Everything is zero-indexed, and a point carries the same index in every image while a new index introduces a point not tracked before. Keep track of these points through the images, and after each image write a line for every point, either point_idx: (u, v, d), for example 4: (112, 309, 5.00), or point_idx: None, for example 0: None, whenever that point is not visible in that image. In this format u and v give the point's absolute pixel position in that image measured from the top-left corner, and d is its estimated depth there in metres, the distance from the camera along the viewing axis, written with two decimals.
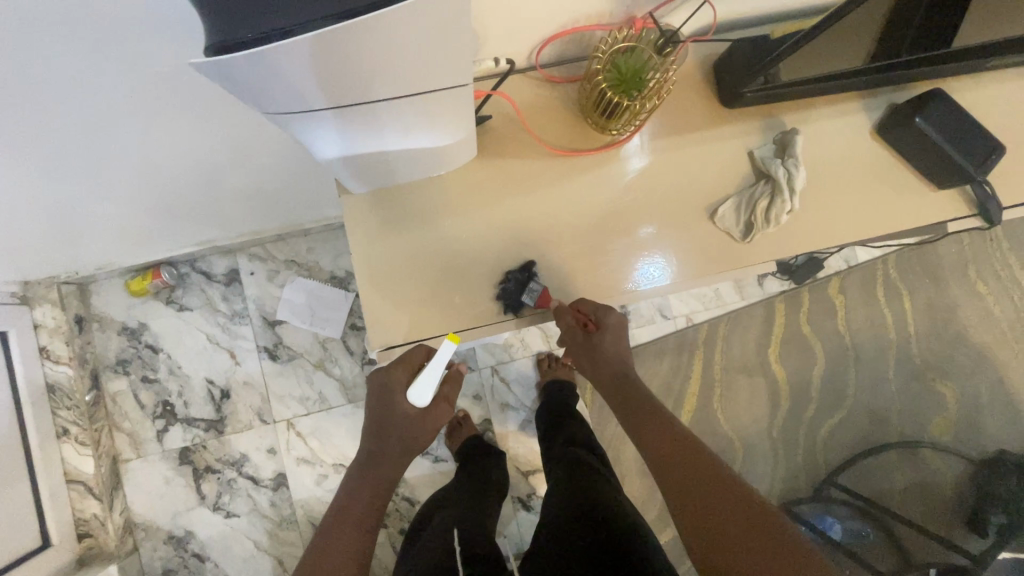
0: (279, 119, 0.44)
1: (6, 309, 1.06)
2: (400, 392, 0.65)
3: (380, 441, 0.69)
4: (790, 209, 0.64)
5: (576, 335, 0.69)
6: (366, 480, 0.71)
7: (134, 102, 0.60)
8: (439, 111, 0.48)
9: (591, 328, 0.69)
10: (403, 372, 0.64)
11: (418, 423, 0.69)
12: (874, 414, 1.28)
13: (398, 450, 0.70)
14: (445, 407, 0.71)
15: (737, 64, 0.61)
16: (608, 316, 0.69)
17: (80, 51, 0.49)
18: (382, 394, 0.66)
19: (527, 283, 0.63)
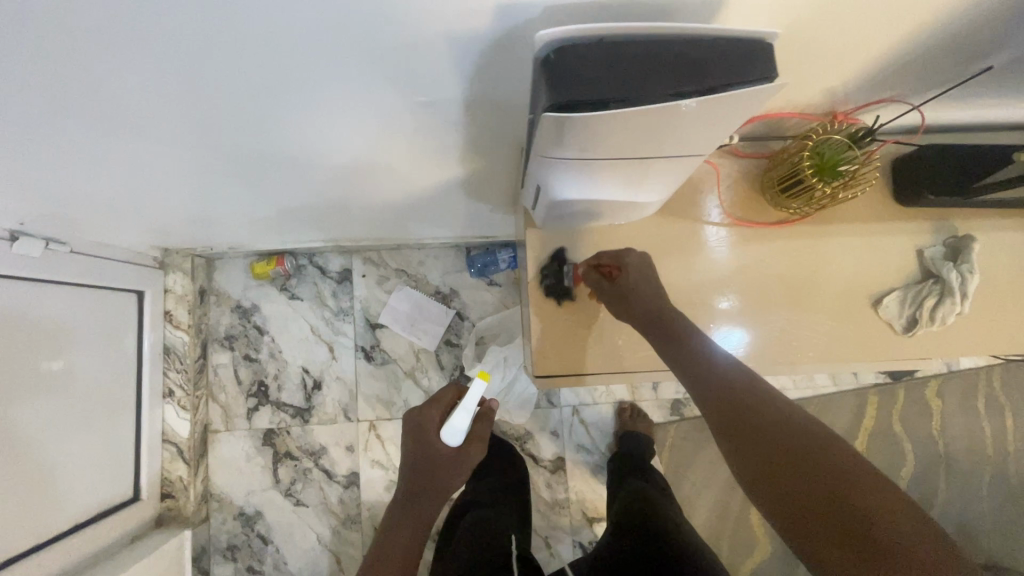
0: (540, 160, 0.49)
1: (145, 271, 1.16)
2: (433, 430, 0.79)
3: (420, 478, 0.77)
4: (959, 312, 0.65)
5: (602, 288, 0.66)
6: (409, 519, 0.76)
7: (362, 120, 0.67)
8: (664, 171, 0.53)
9: (614, 273, 0.66)
10: (437, 412, 0.81)
11: (452, 463, 0.77)
12: (962, 528, 1.23)
13: (433, 488, 0.77)
14: (477, 445, 0.81)
15: (927, 168, 0.64)
16: (626, 257, 0.66)
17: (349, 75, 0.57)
18: (419, 434, 0.79)
19: (563, 269, 0.69)
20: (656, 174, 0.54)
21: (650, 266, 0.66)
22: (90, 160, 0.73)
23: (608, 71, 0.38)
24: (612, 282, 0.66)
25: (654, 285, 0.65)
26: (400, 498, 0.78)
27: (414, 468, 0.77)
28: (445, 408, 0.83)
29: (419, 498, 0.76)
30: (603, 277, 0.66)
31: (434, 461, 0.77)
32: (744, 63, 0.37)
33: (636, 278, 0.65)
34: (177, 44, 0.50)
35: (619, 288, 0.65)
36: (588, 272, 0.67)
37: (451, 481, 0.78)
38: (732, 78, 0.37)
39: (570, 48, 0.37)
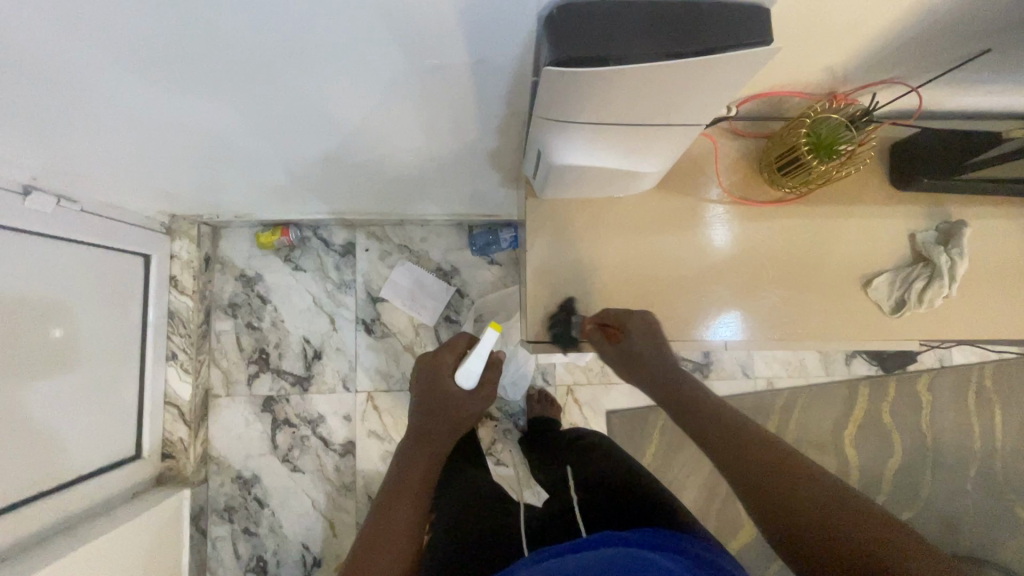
0: (543, 120, 0.51)
1: (151, 235, 1.18)
2: (448, 372, 0.81)
3: (431, 418, 0.80)
4: (946, 294, 0.66)
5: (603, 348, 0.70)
6: (419, 457, 0.79)
7: (369, 90, 0.68)
8: (660, 142, 0.54)
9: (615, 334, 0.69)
10: (451, 355, 0.83)
11: (462, 402, 0.79)
12: (945, 520, 1.25)
13: (445, 426, 0.80)
14: (489, 389, 0.83)
15: (921, 152, 0.65)
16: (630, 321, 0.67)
17: (358, 45, 0.58)
18: (431, 375, 0.82)
19: (571, 320, 0.69)
20: (655, 144, 0.55)
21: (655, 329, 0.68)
22: (102, 120, 0.75)
23: (610, 31, 0.39)
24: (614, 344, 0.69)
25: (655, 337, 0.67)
26: (409, 439, 0.81)
27: (426, 407, 0.81)
28: (460, 353, 0.84)
29: (430, 436, 0.79)
30: (603, 336, 0.69)
31: (445, 401, 0.80)
32: (742, 28, 0.39)
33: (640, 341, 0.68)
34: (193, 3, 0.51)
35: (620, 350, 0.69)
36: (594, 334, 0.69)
37: (460, 422, 0.81)
38: (730, 39, 0.39)
39: (573, 7, 0.39)
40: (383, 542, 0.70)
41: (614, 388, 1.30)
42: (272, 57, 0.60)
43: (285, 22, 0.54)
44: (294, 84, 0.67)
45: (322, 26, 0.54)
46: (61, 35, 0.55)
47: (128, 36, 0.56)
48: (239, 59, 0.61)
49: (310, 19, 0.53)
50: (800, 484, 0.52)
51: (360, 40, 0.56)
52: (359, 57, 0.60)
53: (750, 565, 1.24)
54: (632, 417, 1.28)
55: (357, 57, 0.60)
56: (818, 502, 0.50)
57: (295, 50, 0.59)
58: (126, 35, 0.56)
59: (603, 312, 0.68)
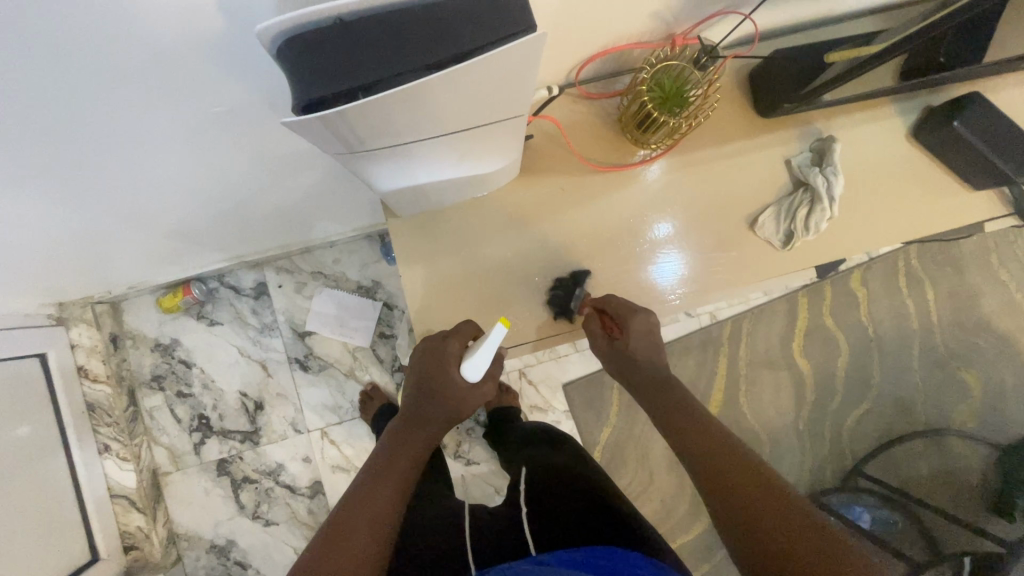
0: (351, 154, 0.46)
1: (40, 332, 1.08)
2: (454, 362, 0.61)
3: (428, 403, 0.65)
4: (829, 216, 0.64)
5: (598, 339, 0.65)
6: (408, 442, 0.65)
7: (186, 124, 0.61)
8: (489, 140, 0.50)
9: (614, 333, 0.64)
10: (458, 345, 0.61)
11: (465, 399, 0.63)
12: (899, 403, 1.30)
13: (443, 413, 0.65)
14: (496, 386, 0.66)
15: (775, 78, 0.62)
16: (630, 320, 0.62)
17: (140, 83, 0.51)
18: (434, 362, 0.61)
19: (575, 292, 0.65)
20: (488, 144, 0.50)
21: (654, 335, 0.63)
22: None
23: (360, 51, 0.33)
24: (611, 340, 0.64)
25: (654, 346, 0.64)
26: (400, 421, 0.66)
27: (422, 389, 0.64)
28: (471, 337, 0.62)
29: (425, 421, 0.65)
30: (601, 330, 0.65)
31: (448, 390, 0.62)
32: (498, 15, 0.34)
33: (635, 347, 0.63)
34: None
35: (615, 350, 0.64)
36: (590, 320, 0.65)
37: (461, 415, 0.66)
38: (489, 33, 0.34)
39: (305, 37, 0.33)
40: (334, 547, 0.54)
41: (565, 360, 1.28)
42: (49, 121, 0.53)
43: (34, 84, 0.46)
44: (98, 140, 0.60)
45: (80, 71, 0.47)
46: None
47: None
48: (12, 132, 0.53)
49: (64, 72, 0.46)
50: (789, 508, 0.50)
51: (135, 79, 0.50)
52: (148, 92, 0.53)
53: None
54: (589, 383, 1.27)
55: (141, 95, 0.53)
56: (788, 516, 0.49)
57: (71, 106, 0.51)
58: None
59: (602, 297, 0.65)
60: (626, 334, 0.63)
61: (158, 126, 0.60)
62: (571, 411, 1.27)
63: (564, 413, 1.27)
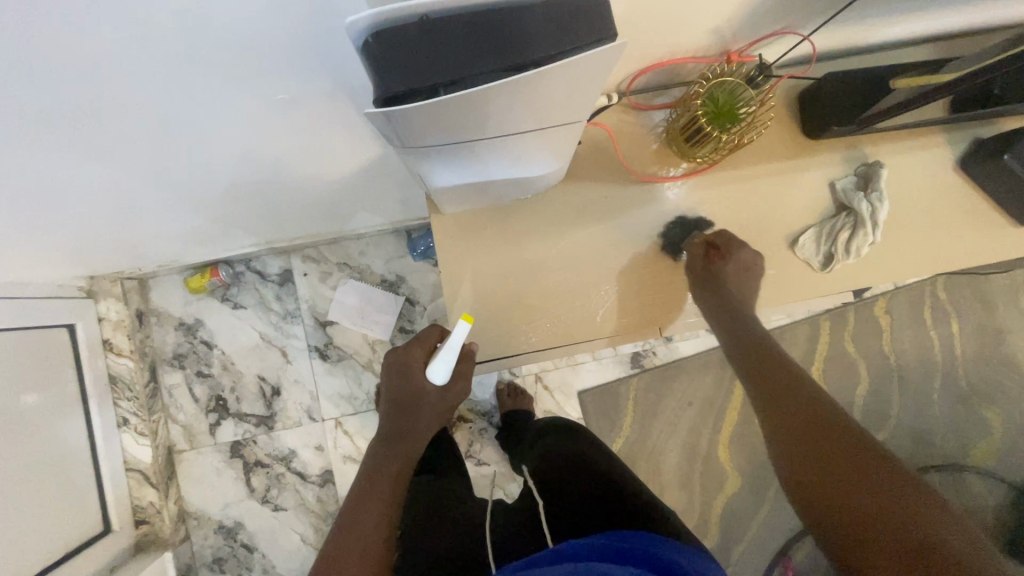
0: (410, 150, 0.47)
1: (69, 302, 1.10)
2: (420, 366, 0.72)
3: (404, 415, 0.77)
4: (871, 241, 0.64)
5: (700, 262, 0.66)
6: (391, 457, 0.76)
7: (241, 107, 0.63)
8: (543, 144, 0.50)
9: (714, 254, 0.65)
10: (422, 351, 0.74)
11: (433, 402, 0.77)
12: (917, 435, 1.28)
13: (420, 420, 0.77)
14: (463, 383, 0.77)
15: (827, 100, 0.62)
16: (738, 249, 0.65)
17: (204, 67, 0.52)
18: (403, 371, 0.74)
19: (687, 227, 0.67)
20: (540, 147, 0.51)
21: (752, 271, 0.65)
22: None
23: (444, 50, 0.34)
24: (709, 264, 0.65)
25: (750, 282, 0.66)
26: (382, 439, 0.78)
27: (397, 403, 0.77)
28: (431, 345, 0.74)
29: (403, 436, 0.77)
30: (703, 254, 0.66)
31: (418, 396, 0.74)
32: (578, 22, 0.35)
33: (731, 273, 0.65)
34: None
35: (715, 273, 0.65)
36: (695, 248, 0.66)
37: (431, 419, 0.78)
38: (571, 40, 0.35)
39: (392, 32, 0.34)
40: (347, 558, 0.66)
41: (582, 367, 1.28)
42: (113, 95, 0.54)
43: (107, 57, 0.47)
44: (153, 120, 0.61)
45: (152, 48, 0.48)
46: None
47: None
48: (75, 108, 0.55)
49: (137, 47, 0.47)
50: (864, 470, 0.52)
51: (203, 59, 0.51)
52: (212, 74, 0.54)
53: (740, 512, 1.26)
54: (605, 393, 1.27)
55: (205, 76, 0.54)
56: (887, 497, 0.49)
57: (137, 82, 0.53)
58: None
59: (717, 231, 0.66)
60: (727, 258, 0.65)
61: (214, 108, 0.61)
62: (585, 419, 1.26)
63: (578, 421, 1.27)
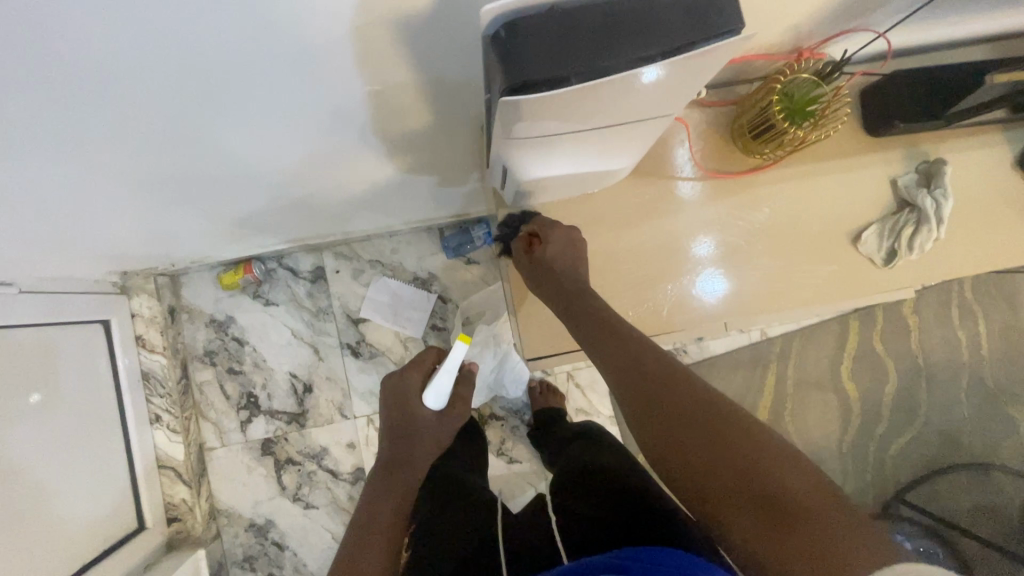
0: (504, 142, 0.48)
1: (103, 298, 1.10)
2: (416, 391, 0.84)
3: (405, 442, 0.83)
4: (935, 238, 0.65)
5: (523, 258, 0.68)
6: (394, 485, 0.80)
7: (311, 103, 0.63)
8: (630, 136, 0.51)
9: (535, 244, 0.68)
10: (418, 376, 0.86)
11: (434, 426, 0.84)
12: (945, 434, 1.29)
13: (419, 448, 0.83)
14: (461, 406, 0.87)
15: (894, 96, 0.63)
16: (551, 230, 0.66)
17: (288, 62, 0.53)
18: (401, 395, 0.85)
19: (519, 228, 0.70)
20: (625, 140, 0.51)
21: (578, 246, 0.66)
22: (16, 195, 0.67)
23: (576, 40, 0.35)
24: (533, 253, 0.67)
25: (573, 251, 0.66)
26: (380, 469, 0.82)
27: (397, 430, 0.84)
28: (427, 370, 0.87)
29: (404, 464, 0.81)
30: (525, 245, 0.68)
31: (418, 422, 0.83)
32: (710, 15, 0.35)
33: (552, 253, 0.65)
34: (89, 55, 0.44)
35: (537, 261, 0.66)
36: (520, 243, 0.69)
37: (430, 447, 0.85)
38: (700, 31, 0.35)
39: (527, 21, 0.34)
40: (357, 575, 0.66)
41: None
42: (195, 96, 0.54)
43: (197, 56, 0.47)
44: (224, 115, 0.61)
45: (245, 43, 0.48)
46: None
47: (27, 104, 0.49)
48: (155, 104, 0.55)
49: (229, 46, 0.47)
50: (728, 434, 0.49)
51: (289, 63, 0.51)
52: (292, 77, 0.54)
53: None
54: None
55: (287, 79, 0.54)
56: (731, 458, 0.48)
57: (221, 83, 0.53)
58: (20, 103, 0.49)
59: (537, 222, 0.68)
60: (545, 242, 0.66)
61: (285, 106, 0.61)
62: (617, 417, 1.27)
63: (610, 419, 1.27)
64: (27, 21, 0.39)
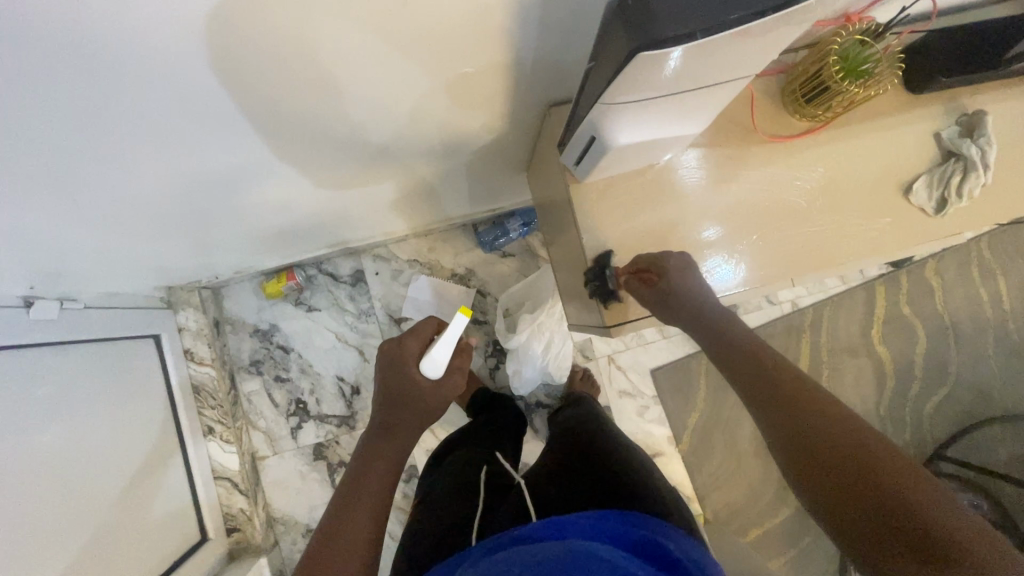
0: (601, 107, 0.51)
1: (153, 314, 1.10)
2: (413, 360, 0.80)
3: (394, 410, 0.77)
4: (984, 183, 0.69)
5: (643, 294, 0.67)
6: (379, 457, 0.74)
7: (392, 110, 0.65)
8: (707, 98, 0.54)
9: (651, 279, 0.67)
10: (416, 343, 0.81)
11: (427, 395, 0.78)
12: (976, 388, 1.33)
13: (409, 418, 0.77)
14: (457, 377, 0.82)
15: (935, 55, 0.67)
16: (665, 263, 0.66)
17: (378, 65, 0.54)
18: (394, 362, 0.80)
19: (605, 273, 0.68)
20: (704, 102, 0.55)
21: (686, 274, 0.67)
22: (102, 208, 0.68)
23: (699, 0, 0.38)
24: (652, 287, 0.66)
25: (692, 282, 0.67)
26: (371, 434, 0.77)
27: (388, 397, 0.78)
28: (426, 340, 0.83)
29: (392, 433, 0.76)
30: (639, 283, 0.67)
31: (408, 391, 0.77)
32: None
33: (672, 284, 0.66)
34: (219, 57, 0.46)
35: (658, 293, 0.66)
36: (630, 280, 0.68)
37: (421, 417, 0.78)
38: None
39: None
40: (331, 563, 0.63)
41: (652, 346, 1.31)
42: (296, 96, 0.56)
43: (306, 52, 0.49)
44: (305, 119, 0.62)
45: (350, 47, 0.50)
46: (60, 131, 0.49)
47: (144, 111, 0.51)
48: (257, 111, 0.58)
49: (343, 44, 0.49)
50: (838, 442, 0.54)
51: (386, 59, 0.53)
52: (389, 74, 0.56)
53: None
54: (677, 369, 1.31)
55: (381, 75, 0.56)
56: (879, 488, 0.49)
57: (320, 81, 0.55)
58: (136, 111, 0.50)
59: (636, 258, 0.68)
60: (662, 279, 0.66)
61: (358, 107, 0.62)
62: (660, 395, 1.30)
63: (653, 399, 1.30)
64: (177, 25, 0.41)
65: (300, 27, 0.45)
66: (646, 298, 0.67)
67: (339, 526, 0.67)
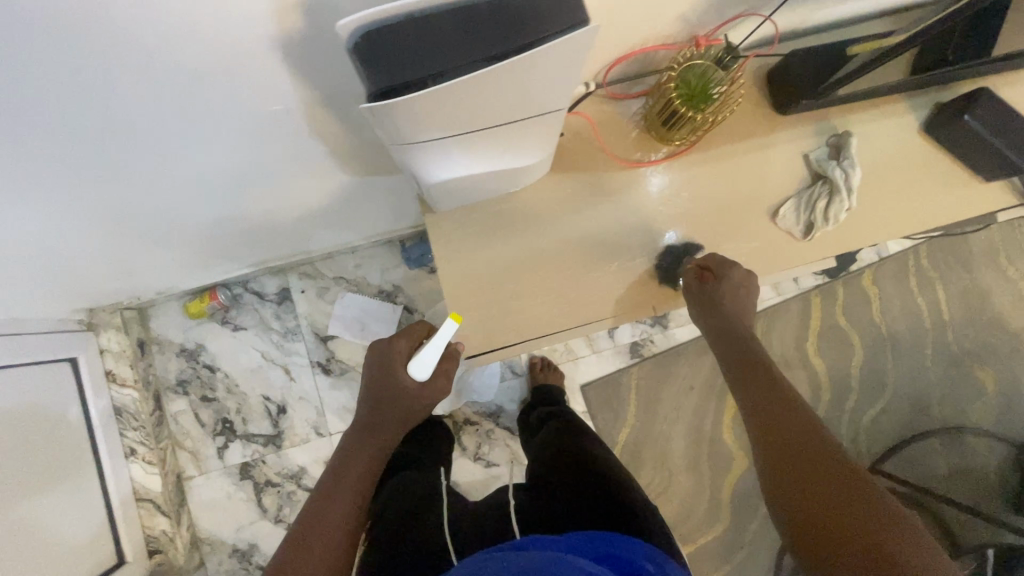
0: (401, 147, 0.49)
1: (69, 336, 1.09)
2: (402, 362, 0.67)
3: (380, 409, 0.68)
4: (848, 207, 0.67)
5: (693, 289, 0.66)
6: (364, 447, 0.69)
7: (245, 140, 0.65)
8: (524, 135, 0.53)
9: (707, 278, 0.65)
10: (405, 344, 0.69)
11: (418, 398, 0.67)
12: (914, 400, 1.31)
13: (396, 416, 0.69)
14: (442, 381, 0.68)
15: (794, 76, 0.66)
16: (731, 269, 0.65)
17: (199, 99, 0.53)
18: (382, 365, 0.67)
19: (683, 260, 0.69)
20: (523, 137, 0.54)
21: (747, 289, 0.66)
22: None
23: (431, 47, 0.37)
24: (703, 284, 0.65)
25: (743, 301, 0.66)
26: (356, 425, 0.70)
27: (376, 398, 0.68)
28: (416, 341, 0.70)
29: (377, 426, 0.69)
30: (696, 279, 0.66)
31: (398, 395, 0.67)
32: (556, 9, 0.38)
33: (725, 293, 0.65)
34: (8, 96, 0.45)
35: (706, 292, 0.65)
36: (687, 274, 0.67)
37: (416, 416, 0.70)
38: (546, 25, 0.37)
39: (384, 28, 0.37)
40: (300, 559, 0.58)
41: (582, 361, 1.29)
42: (134, 116, 0.53)
43: (112, 91, 0.48)
44: (150, 151, 0.61)
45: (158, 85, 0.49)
46: None
47: None
48: (91, 147, 0.56)
49: (146, 83, 0.48)
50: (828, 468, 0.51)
51: (203, 95, 0.53)
52: (220, 108, 0.56)
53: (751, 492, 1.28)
54: (606, 384, 1.29)
55: (206, 109, 0.55)
56: (870, 512, 0.46)
57: (142, 116, 0.54)
58: None
59: (708, 256, 0.67)
60: (721, 279, 0.65)
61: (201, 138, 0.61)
62: (589, 411, 1.28)
63: (583, 414, 1.28)
64: None
65: (88, 68, 0.45)
66: (694, 296, 0.66)
67: (318, 514, 0.63)
